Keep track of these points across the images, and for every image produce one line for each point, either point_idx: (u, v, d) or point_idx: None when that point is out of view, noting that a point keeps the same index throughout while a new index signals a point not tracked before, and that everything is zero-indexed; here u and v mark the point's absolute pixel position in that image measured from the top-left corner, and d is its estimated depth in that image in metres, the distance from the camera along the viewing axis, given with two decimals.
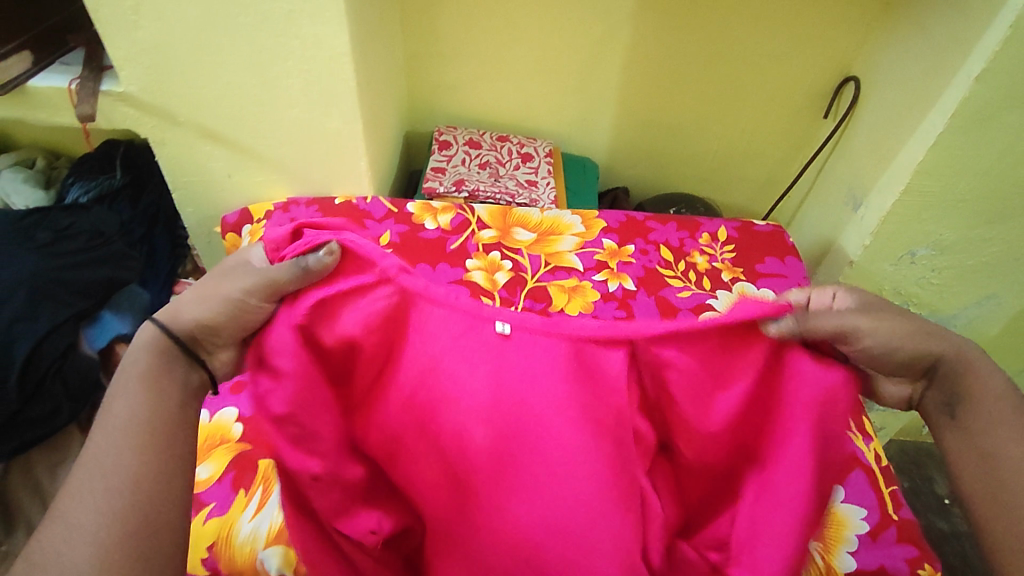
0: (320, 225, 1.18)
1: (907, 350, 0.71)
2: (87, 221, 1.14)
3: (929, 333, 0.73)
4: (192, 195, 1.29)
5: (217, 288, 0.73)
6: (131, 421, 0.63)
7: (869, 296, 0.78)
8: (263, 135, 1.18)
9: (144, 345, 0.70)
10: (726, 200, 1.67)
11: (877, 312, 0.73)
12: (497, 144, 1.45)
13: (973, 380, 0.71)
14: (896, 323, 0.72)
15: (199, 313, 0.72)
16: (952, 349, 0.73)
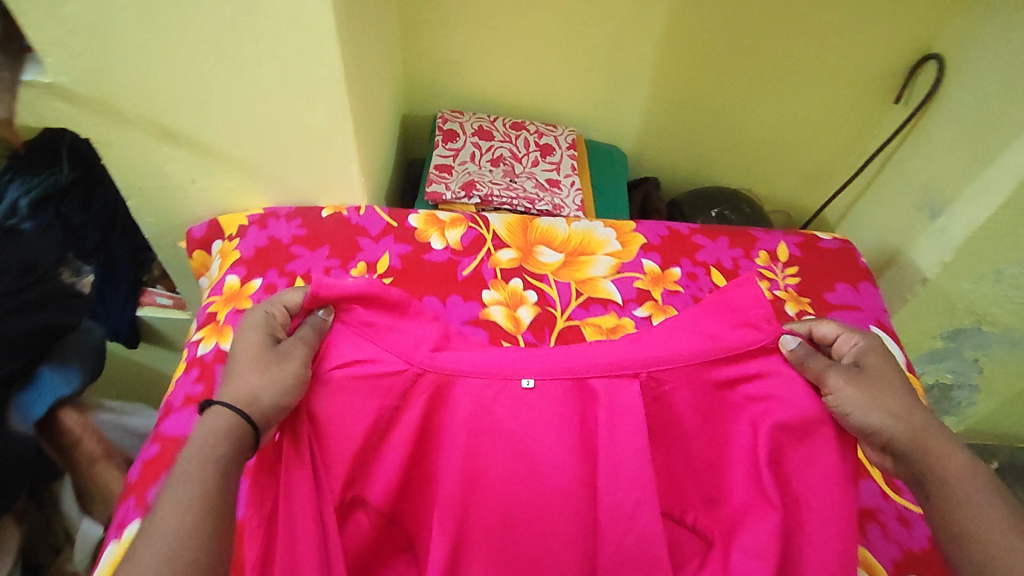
0: (304, 246, 0.99)
1: (875, 416, 0.71)
2: (15, 246, 0.86)
3: (916, 411, 0.72)
4: (151, 203, 1.07)
5: (271, 365, 0.69)
6: (201, 470, 0.60)
7: (877, 358, 0.77)
8: (231, 136, 0.95)
9: (220, 430, 0.63)
10: (768, 193, 1.46)
11: (870, 376, 0.74)
12: (511, 133, 1.22)
13: (944, 465, 0.68)
14: (870, 387, 0.72)
15: (265, 390, 0.67)
16: (934, 433, 0.70)
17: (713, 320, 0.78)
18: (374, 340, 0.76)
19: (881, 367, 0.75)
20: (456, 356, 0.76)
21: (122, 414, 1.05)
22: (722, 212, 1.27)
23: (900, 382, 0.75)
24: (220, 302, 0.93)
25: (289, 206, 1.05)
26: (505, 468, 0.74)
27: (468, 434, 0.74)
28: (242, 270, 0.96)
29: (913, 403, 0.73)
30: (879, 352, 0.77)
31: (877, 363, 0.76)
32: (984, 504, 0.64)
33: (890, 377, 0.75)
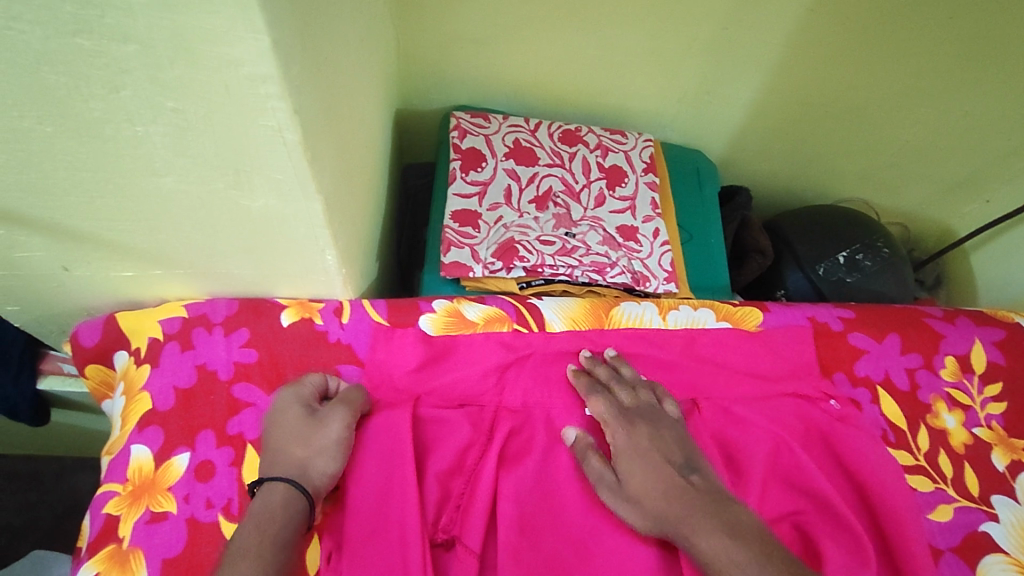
0: (256, 384, 0.62)
1: (629, 516, 0.54)
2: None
3: (684, 498, 0.53)
4: (3, 290, 0.68)
5: (316, 433, 0.55)
6: (260, 541, 0.49)
7: (646, 434, 0.58)
8: (110, 214, 0.56)
9: (277, 508, 0.51)
10: (889, 204, 1.08)
11: (630, 475, 0.55)
12: (561, 150, 0.82)
13: (712, 553, 0.49)
14: (625, 482, 0.55)
15: (316, 462, 0.54)
16: (704, 524, 0.51)
17: (757, 351, 0.68)
18: (442, 381, 0.63)
19: (635, 458, 0.56)
20: (535, 371, 0.64)
21: None
22: (852, 256, 0.90)
23: (664, 469, 0.55)
24: (124, 498, 0.56)
25: (230, 300, 0.66)
26: (591, 496, 0.58)
27: (564, 442, 0.61)
28: (156, 436, 0.59)
29: (675, 493, 0.53)
30: (652, 426, 0.58)
31: (642, 442, 0.57)
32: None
33: (649, 468, 0.55)
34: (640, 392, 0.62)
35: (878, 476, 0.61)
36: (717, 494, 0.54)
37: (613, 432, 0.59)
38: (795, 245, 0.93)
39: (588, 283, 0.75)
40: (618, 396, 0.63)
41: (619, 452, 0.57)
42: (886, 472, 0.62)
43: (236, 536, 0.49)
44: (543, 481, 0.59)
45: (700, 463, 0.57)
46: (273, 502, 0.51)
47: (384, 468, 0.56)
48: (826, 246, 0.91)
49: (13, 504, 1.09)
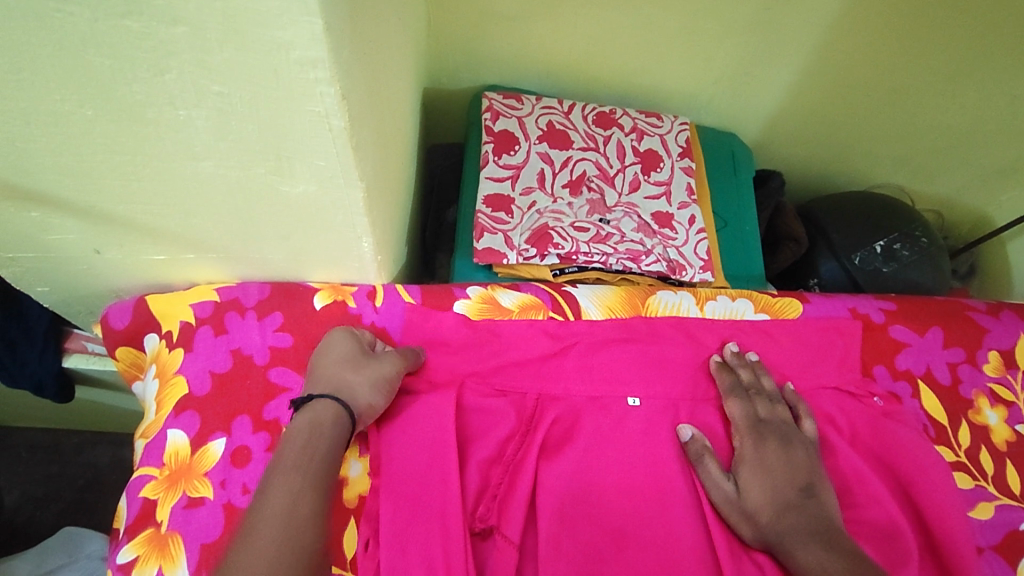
0: (291, 369, 0.61)
1: (738, 525, 0.57)
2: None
3: (790, 516, 0.55)
4: (33, 272, 0.67)
5: (368, 365, 0.57)
6: (312, 453, 0.49)
7: (777, 449, 0.59)
8: (145, 197, 0.54)
9: (325, 422, 0.52)
10: (926, 190, 1.05)
11: (746, 487, 0.58)
12: (596, 133, 0.79)
13: (811, 566, 0.52)
14: (739, 491, 0.58)
15: (363, 390, 0.55)
16: (807, 539, 0.53)
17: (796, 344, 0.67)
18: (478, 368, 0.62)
19: (756, 471, 0.59)
20: (573, 361, 0.63)
21: None
22: (889, 245, 0.88)
23: (787, 487, 0.57)
24: (162, 482, 0.56)
25: (262, 285, 0.65)
26: (629, 489, 0.58)
27: (601, 433, 0.61)
28: (192, 421, 0.58)
29: (785, 509, 0.56)
30: (784, 442, 0.60)
31: (772, 458, 0.59)
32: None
33: (772, 482, 0.58)
34: (776, 406, 0.63)
35: (922, 473, 0.60)
36: (829, 516, 0.55)
37: (741, 441, 0.61)
38: (830, 233, 0.91)
39: (622, 271, 0.74)
40: (655, 388, 0.63)
41: (743, 461, 0.60)
42: (931, 465, 0.61)
43: (283, 449, 0.50)
44: (583, 474, 0.58)
45: (824, 484, 0.58)
46: (322, 415, 0.52)
47: (424, 458, 0.56)
48: (863, 234, 0.89)
49: (36, 474, 1.11)
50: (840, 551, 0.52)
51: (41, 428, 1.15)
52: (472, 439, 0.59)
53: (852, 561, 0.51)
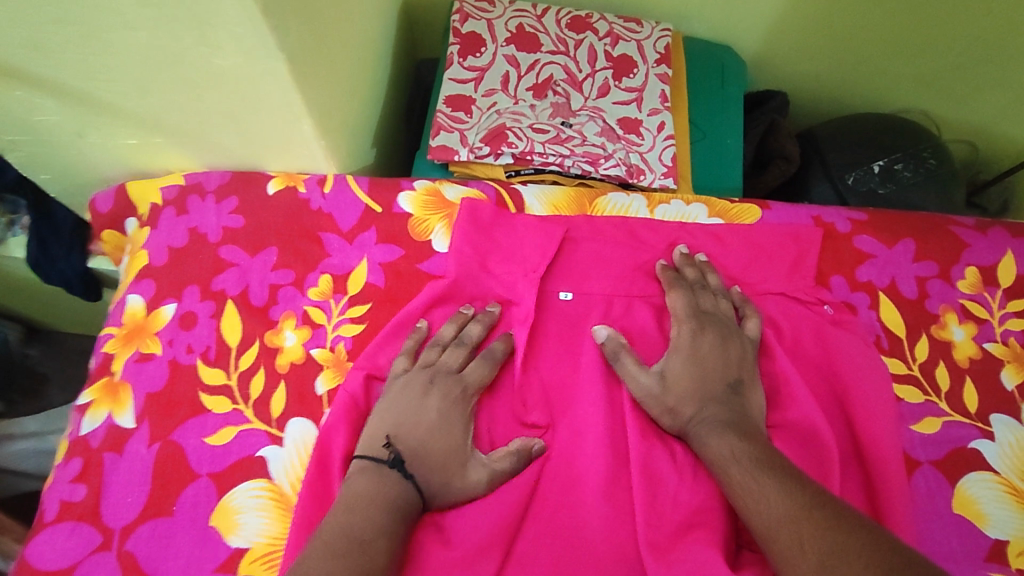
0: (240, 247, 0.65)
1: (659, 416, 0.56)
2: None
3: (711, 409, 0.54)
4: (32, 157, 0.74)
5: (460, 448, 0.53)
6: (355, 525, 0.46)
7: (713, 342, 0.58)
8: (100, 73, 0.58)
9: (402, 497, 0.49)
10: (953, 118, 0.97)
11: (672, 376, 0.57)
12: (567, 38, 0.78)
13: (721, 448, 0.51)
14: (664, 381, 0.57)
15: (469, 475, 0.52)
16: (725, 432, 0.52)
17: (746, 249, 0.65)
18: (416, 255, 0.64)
19: (687, 361, 0.57)
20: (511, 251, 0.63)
21: (46, 436, 0.81)
22: (889, 165, 0.82)
23: (714, 381, 0.56)
24: (118, 339, 0.62)
25: (224, 172, 0.69)
26: (547, 373, 0.59)
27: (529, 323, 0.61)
28: (149, 288, 0.63)
29: (709, 400, 0.55)
30: (722, 335, 0.58)
31: (706, 349, 0.58)
32: (756, 516, 0.47)
33: (699, 374, 0.57)
34: (720, 302, 0.61)
35: (860, 380, 0.58)
36: (749, 413, 0.55)
37: (677, 330, 0.59)
38: (826, 152, 0.85)
39: (580, 174, 0.73)
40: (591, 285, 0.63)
41: (676, 350, 0.58)
42: (873, 373, 0.58)
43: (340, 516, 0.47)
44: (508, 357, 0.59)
45: (754, 381, 0.57)
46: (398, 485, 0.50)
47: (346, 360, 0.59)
48: (860, 154, 0.83)
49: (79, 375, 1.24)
50: (755, 445, 0.51)
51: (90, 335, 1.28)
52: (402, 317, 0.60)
53: (766, 455, 0.50)
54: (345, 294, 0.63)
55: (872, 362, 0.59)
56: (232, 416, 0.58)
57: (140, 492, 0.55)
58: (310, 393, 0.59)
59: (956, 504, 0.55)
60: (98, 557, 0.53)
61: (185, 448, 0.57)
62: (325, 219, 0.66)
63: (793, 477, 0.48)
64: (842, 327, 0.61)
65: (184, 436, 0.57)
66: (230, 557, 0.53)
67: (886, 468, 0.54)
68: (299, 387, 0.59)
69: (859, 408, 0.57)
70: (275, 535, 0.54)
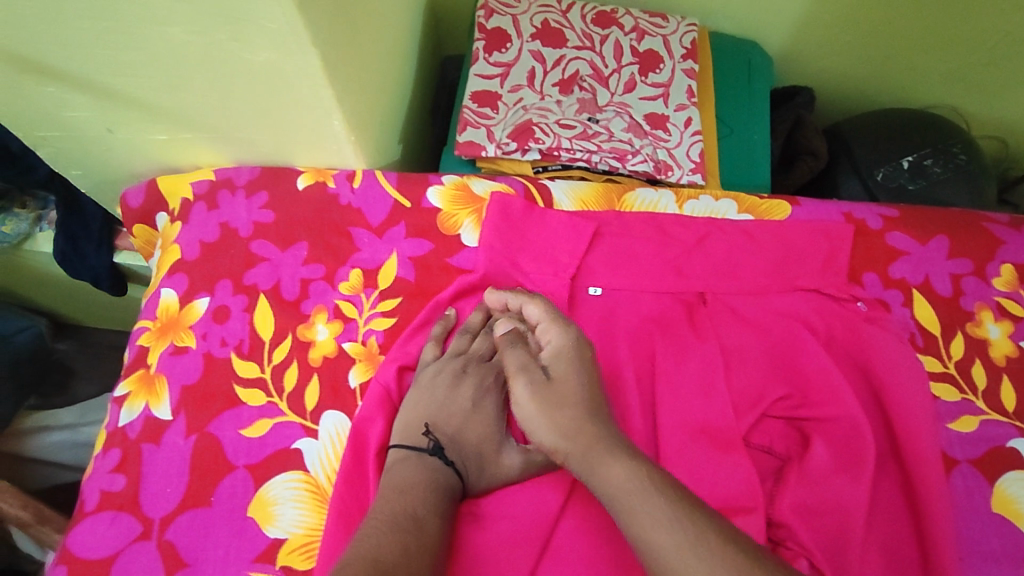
0: (271, 242, 0.65)
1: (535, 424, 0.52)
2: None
3: (567, 417, 0.51)
4: (65, 153, 0.75)
5: (496, 435, 0.56)
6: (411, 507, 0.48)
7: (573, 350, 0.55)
8: (132, 69, 0.58)
9: (445, 480, 0.52)
10: (982, 113, 0.95)
11: (556, 380, 0.53)
12: (593, 33, 0.77)
13: (606, 466, 0.47)
14: (544, 390, 0.53)
15: (505, 464, 0.55)
16: (612, 451, 0.48)
17: (778, 246, 0.64)
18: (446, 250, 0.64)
19: (569, 369, 0.54)
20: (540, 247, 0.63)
21: (82, 428, 0.83)
22: (918, 161, 0.81)
23: (579, 391, 0.52)
24: (153, 332, 0.63)
25: (254, 167, 0.69)
26: None
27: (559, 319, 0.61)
28: (182, 282, 0.64)
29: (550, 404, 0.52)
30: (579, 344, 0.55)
31: (583, 359, 0.54)
32: (639, 535, 0.43)
33: (582, 382, 0.53)
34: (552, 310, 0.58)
35: (897, 378, 0.57)
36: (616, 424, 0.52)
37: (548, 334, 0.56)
38: (853, 148, 0.84)
39: (608, 170, 0.73)
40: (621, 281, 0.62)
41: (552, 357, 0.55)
42: (910, 371, 0.57)
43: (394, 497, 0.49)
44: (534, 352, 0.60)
45: (597, 391, 0.54)
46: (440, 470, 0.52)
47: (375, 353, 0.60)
48: (889, 150, 0.82)
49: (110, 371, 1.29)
50: (628, 458, 0.47)
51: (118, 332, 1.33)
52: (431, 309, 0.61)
53: (641, 468, 0.47)
54: (376, 289, 0.63)
55: (908, 360, 0.58)
56: (267, 408, 0.59)
57: (178, 483, 0.56)
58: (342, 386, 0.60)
59: (995, 504, 0.54)
60: (138, 546, 0.54)
61: (220, 439, 0.58)
62: (355, 214, 0.66)
63: (680, 503, 0.44)
64: (876, 325, 0.60)
65: (220, 428, 0.58)
66: (267, 548, 0.54)
67: (924, 467, 0.53)
68: (331, 381, 0.60)
69: (896, 406, 0.56)
70: (313, 526, 0.54)
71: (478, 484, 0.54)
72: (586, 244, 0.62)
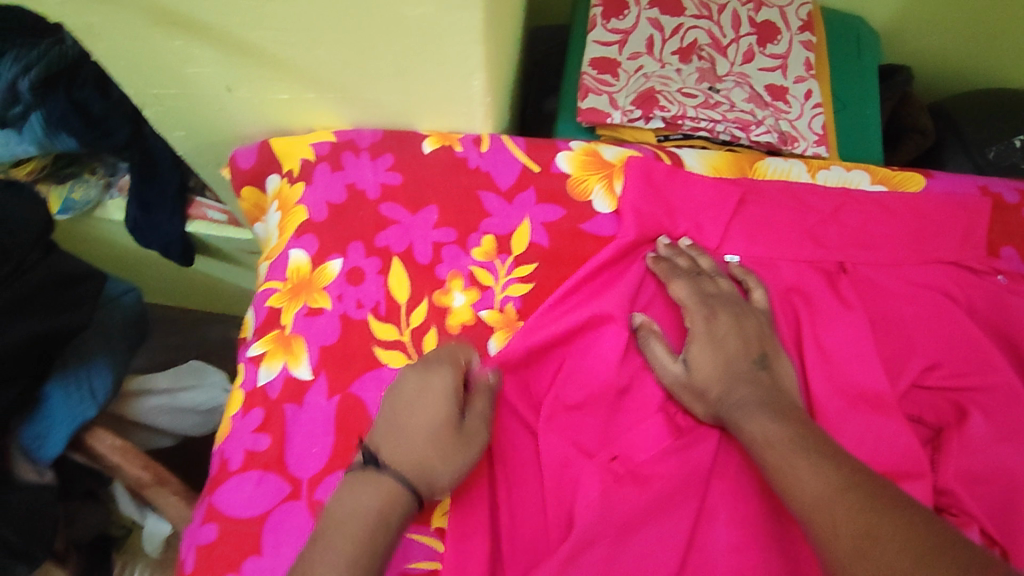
0: (401, 205, 0.64)
1: (689, 403, 0.55)
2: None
3: (740, 389, 0.53)
4: (174, 111, 0.74)
5: (434, 433, 0.50)
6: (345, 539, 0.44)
7: (725, 321, 0.56)
8: (275, 25, 0.56)
9: (386, 502, 0.47)
10: None
11: (702, 360, 0.55)
12: (710, 2, 0.76)
13: (759, 431, 0.50)
14: (692, 369, 0.56)
15: (453, 447, 0.50)
16: (756, 416, 0.51)
17: (918, 218, 0.63)
18: (579, 218, 0.64)
19: (708, 347, 0.56)
20: (677, 213, 0.62)
21: (177, 393, 0.83)
22: None
23: (738, 359, 0.55)
24: (285, 293, 0.62)
25: (376, 130, 0.68)
26: None
27: None
28: (312, 243, 0.63)
29: (725, 376, 0.54)
30: (735, 314, 0.56)
31: (723, 330, 0.56)
32: (792, 497, 0.46)
33: (729, 352, 0.55)
34: (719, 279, 0.58)
35: None
36: (780, 387, 0.54)
37: (691, 317, 0.57)
38: (961, 126, 0.83)
39: (730, 140, 0.72)
40: (761, 250, 0.61)
41: (694, 338, 0.56)
42: None
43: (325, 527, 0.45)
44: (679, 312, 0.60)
45: (777, 352, 0.56)
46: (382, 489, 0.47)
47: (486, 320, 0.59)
48: (1001, 128, 0.81)
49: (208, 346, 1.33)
50: (792, 426, 0.50)
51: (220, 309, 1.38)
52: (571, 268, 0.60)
53: (802, 435, 0.49)
54: (510, 255, 0.63)
55: None
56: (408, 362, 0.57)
57: (321, 444, 0.56)
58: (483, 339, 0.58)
59: None
60: (288, 506, 0.54)
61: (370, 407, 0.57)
62: (484, 178, 0.65)
63: (832, 460, 0.46)
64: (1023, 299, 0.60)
65: (363, 389, 0.57)
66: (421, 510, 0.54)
67: None
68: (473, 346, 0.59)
69: None
70: None
71: (632, 454, 0.54)
72: (730, 211, 0.61)
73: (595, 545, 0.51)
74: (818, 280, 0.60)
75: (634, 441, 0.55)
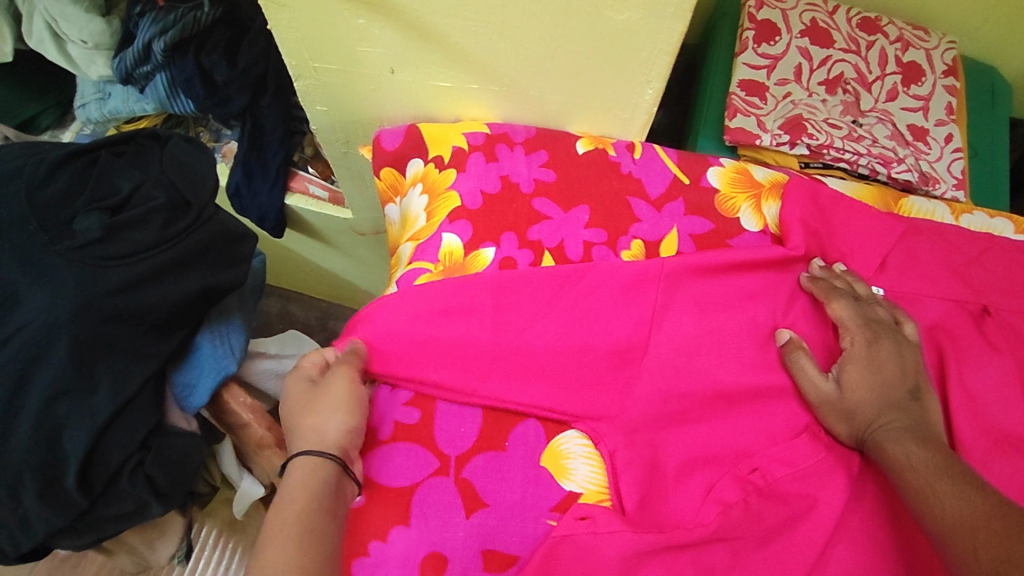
0: (553, 201, 0.66)
1: (834, 422, 0.55)
2: (160, 165, 0.64)
3: (892, 413, 0.53)
4: (324, 88, 0.75)
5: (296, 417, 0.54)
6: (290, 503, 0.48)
7: (883, 347, 0.56)
8: (470, 13, 0.58)
9: (310, 470, 0.50)
10: None
11: (854, 380, 0.55)
12: (859, 38, 0.77)
13: (905, 453, 0.50)
14: (843, 388, 0.56)
15: (325, 412, 0.53)
16: (907, 439, 0.50)
17: None
18: (726, 234, 0.65)
19: (864, 368, 0.56)
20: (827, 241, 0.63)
21: (284, 359, 0.85)
22: None
23: (894, 386, 0.54)
24: (435, 275, 0.63)
25: (529, 127, 0.70)
26: None
27: None
28: (465, 228, 0.65)
29: (873, 398, 0.54)
30: (895, 342, 0.56)
31: (883, 356, 0.56)
32: (938, 515, 0.45)
33: (883, 377, 0.55)
34: (876, 307, 0.59)
35: None
36: (931, 422, 0.53)
37: (851, 337, 0.57)
38: None
39: (870, 174, 0.73)
40: (910, 284, 0.62)
41: (850, 359, 0.57)
42: None
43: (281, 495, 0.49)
44: (832, 334, 0.60)
45: (929, 390, 0.56)
46: (299, 463, 0.50)
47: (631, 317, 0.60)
48: None
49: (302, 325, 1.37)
50: (940, 453, 0.49)
51: (307, 284, 1.41)
52: (717, 265, 0.61)
53: (950, 462, 0.48)
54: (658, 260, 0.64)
55: None
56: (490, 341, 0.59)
57: (468, 424, 0.57)
58: (620, 326, 0.58)
59: None
60: (437, 481, 0.55)
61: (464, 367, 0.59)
62: (635, 184, 0.67)
63: (984, 488, 0.45)
64: None
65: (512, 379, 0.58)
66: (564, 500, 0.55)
67: None
68: None
69: None
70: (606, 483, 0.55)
71: (774, 468, 0.55)
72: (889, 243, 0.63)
73: (733, 550, 0.52)
74: (965, 321, 0.61)
75: (777, 456, 0.55)
